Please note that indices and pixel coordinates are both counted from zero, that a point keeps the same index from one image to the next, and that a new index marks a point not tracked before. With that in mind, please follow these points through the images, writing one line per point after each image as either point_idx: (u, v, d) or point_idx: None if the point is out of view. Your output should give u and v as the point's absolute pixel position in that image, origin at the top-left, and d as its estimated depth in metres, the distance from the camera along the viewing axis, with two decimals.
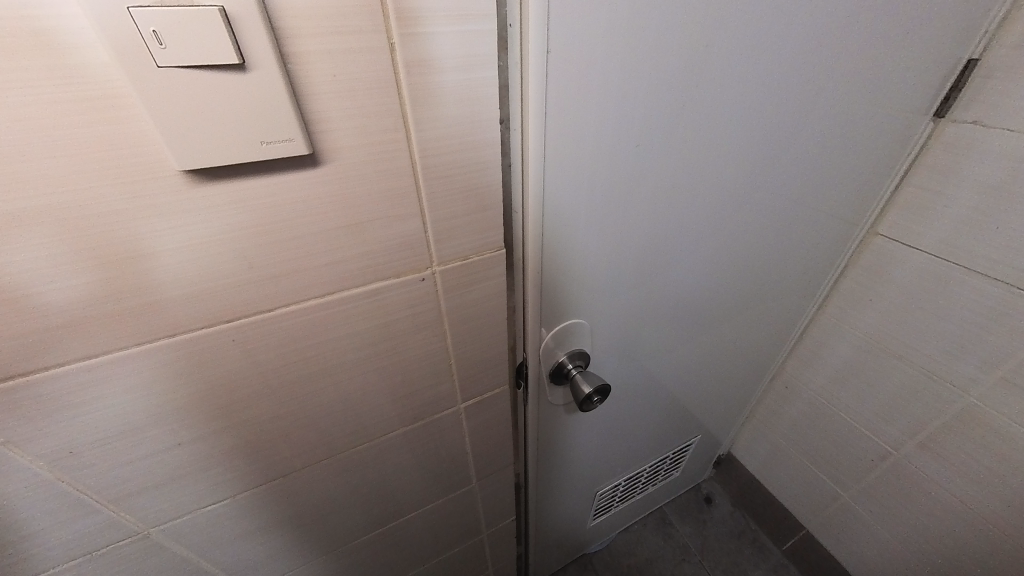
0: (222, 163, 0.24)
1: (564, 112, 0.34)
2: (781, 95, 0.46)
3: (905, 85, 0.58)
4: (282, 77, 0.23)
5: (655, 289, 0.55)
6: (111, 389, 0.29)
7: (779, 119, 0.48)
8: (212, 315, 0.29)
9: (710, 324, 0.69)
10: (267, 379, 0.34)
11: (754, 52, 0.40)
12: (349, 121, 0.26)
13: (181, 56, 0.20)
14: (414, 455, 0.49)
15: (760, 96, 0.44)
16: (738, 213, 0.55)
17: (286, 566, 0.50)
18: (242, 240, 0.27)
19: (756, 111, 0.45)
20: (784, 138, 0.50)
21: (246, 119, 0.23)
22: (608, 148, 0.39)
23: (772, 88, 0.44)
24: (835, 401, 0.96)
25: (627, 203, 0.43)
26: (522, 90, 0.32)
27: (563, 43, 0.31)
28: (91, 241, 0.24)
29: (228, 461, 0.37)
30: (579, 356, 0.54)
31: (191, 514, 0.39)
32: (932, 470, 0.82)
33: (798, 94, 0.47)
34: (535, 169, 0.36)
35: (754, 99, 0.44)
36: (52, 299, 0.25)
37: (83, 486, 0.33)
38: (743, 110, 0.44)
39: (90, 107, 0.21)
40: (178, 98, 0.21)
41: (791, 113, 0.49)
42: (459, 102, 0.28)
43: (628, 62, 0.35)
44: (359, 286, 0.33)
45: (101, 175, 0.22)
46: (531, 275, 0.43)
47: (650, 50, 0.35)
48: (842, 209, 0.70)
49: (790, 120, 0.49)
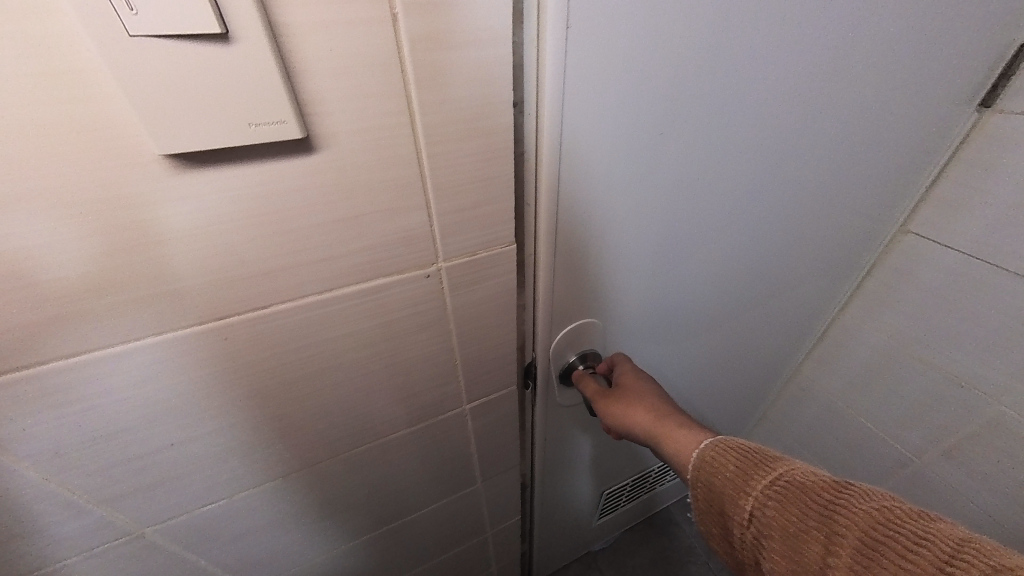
0: (207, 147, 0.22)
1: (585, 95, 0.31)
2: (813, 79, 0.41)
3: (954, 68, 0.51)
4: (271, 51, 0.21)
5: (673, 287, 0.51)
6: (109, 370, 0.30)
7: (819, 107, 0.44)
8: (214, 305, 0.30)
9: (724, 325, 0.65)
10: (270, 368, 0.35)
11: (793, 34, 0.37)
12: (347, 103, 0.25)
13: (154, 24, 0.19)
14: (420, 438, 0.51)
15: (799, 81, 0.40)
16: (769, 209, 0.50)
17: (292, 533, 0.53)
18: (240, 232, 0.27)
19: (795, 97, 0.41)
20: (819, 126, 0.46)
21: (231, 98, 0.21)
22: (632, 137, 0.35)
23: (811, 71, 0.40)
24: (853, 407, 0.90)
25: (648, 198, 0.40)
26: (539, 70, 0.29)
27: (586, 16, 0.28)
28: (78, 228, 0.24)
29: (224, 438, 0.38)
30: (590, 357, 0.51)
31: (191, 485, 0.41)
32: (956, 480, 0.76)
33: (842, 78, 0.43)
34: (551, 158, 0.32)
35: (791, 85, 0.40)
36: (47, 285, 0.25)
37: (86, 460, 0.34)
38: (779, 95, 0.40)
39: (62, 85, 0.20)
40: (155, 74, 0.20)
41: (833, 100, 0.44)
42: (467, 83, 0.27)
43: (658, 38, 0.31)
44: (362, 282, 0.33)
45: (81, 160, 0.22)
46: (544, 273, 0.40)
47: (682, 26, 0.31)
48: (873, 206, 0.63)
49: (832, 108, 0.45)
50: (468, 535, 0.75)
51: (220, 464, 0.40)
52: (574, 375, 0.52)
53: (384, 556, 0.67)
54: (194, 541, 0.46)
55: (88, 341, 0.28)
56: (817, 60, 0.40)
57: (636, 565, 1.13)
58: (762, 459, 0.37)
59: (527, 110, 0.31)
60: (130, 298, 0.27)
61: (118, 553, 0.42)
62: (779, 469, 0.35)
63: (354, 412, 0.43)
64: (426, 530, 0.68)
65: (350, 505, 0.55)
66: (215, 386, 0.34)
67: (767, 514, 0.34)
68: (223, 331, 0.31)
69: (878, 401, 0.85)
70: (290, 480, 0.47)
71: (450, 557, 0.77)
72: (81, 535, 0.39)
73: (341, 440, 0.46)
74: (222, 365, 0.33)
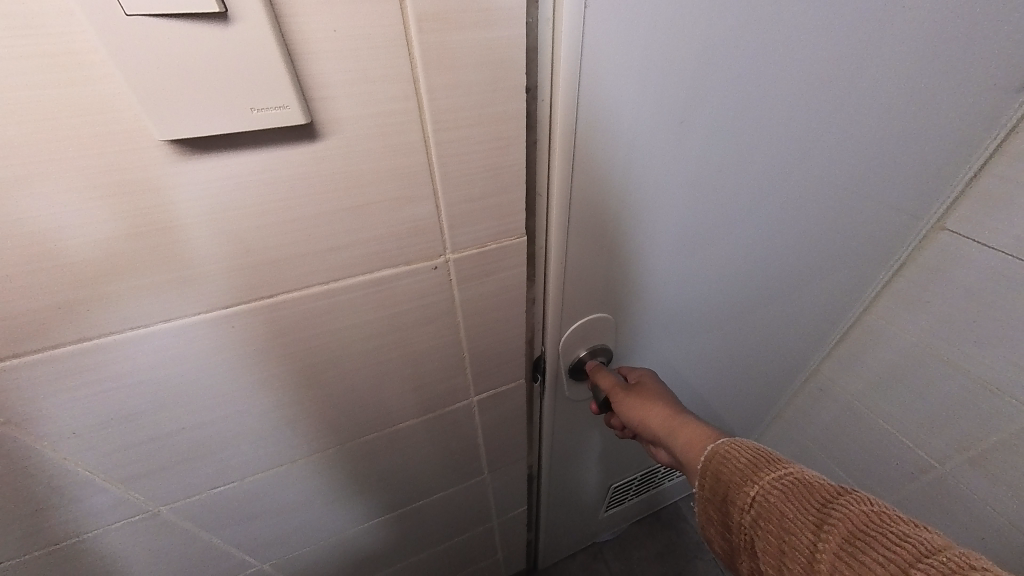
0: (207, 133, 0.22)
1: (603, 79, 0.29)
2: (848, 64, 0.38)
3: (1007, 52, 0.47)
4: (272, 32, 0.20)
5: (689, 282, 0.50)
6: (119, 356, 0.30)
7: (852, 96, 0.41)
8: (221, 293, 0.30)
9: (741, 322, 0.63)
10: (277, 358, 0.35)
11: (825, 17, 0.34)
12: (351, 87, 0.24)
13: (151, 2, 0.18)
14: (428, 429, 0.51)
15: (830, 67, 0.38)
16: (792, 204, 0.48)
17: (301, 516, 0.54)
18: (244, 220, 0.27)
19: (825, 85, 0.39)
20: (851, 117, 0.43)
21: (232, 83, 0.21)
22: (652, 125, 0.33)
23: (846, 55, 0.38)
24: (873, 410, 0.87)
25: (666, 189, 0.38)
26: (553, 52, 0.27)
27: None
28: (83, 214, 0.24)
29: (233, 424, 0.39)
30: (600, 353, 0.51)
31: (203, 468, 0.42)
32: (980, 488, 0.74)
33: (878, 64, 0.40)
34: (565, 147, 0.31)
35: (822, 72, 0.38)
36: (56, 271, 0.25)
37: (100, 441, 0.35)
38: (810, 80, 0.38)
39: (62, 68, 0.19)
40: (154, 56, 0.19)
41: (867, 88, 0.41)
42: (478, 67, 0.26)
43: (683, 17, 0.29)
44: (369, 273, 0.33)
45: (84, 146, 0.22)
46: (555, 267, 0.39)
47: (706, 7, 0.29)
48: (907, 201, 0.60)
49: (865, 97, 0.42)
50: (474, 523, 0.76)
51: (231, 448, 0.41)
52: (583, 369, 0.51)
53: (391, 540, 0.68)
54: (208, 519, 0.47)
55: (98, 326, 0.28)
56: (851, 45, 0.37)
57: (641, 558, 1.13)
58: (770, 457, 0.36)
59: (541, 97, 0.29)
60: (138, 285, 0.27)
61: (135, 529, 0.44)
62: (788, 467, 0.34)
63: (361, 401, 0.43)
64: (433, 517, 0.68)
65: (358, 490, 0.56)
66: (224, 373, 0.34)
67: (767, 503, 0.33)
68: (229, 320, 0.31)
69: (901, 404, 0.82)
70: (299, 465, 0.47)
71: (456, 543, 0.78)
72: (99, 512, 0.40)
73: (349, 429, 0.46)
74: (230, 353, 0.33)
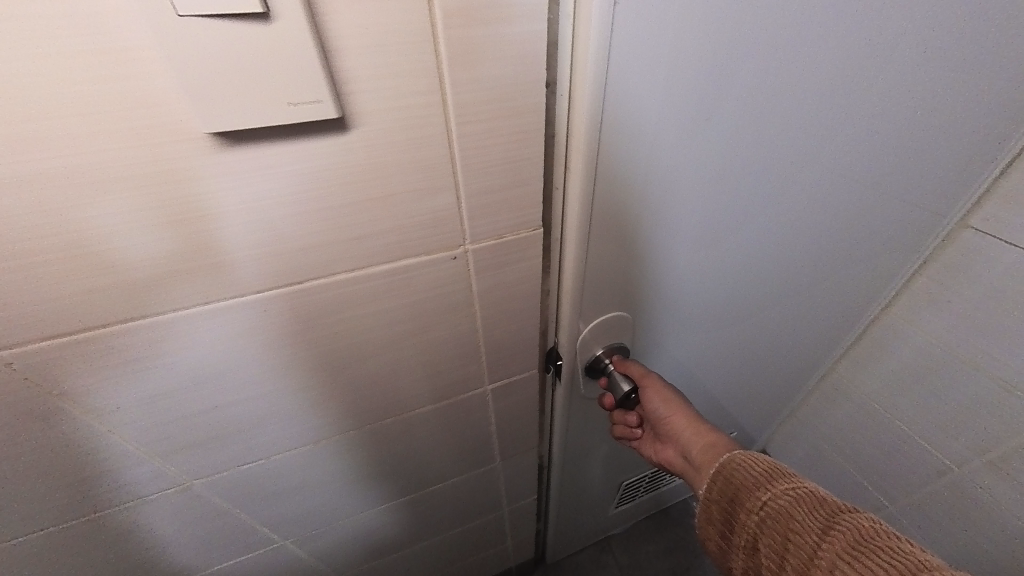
0: (246, 125, 0.23)
1: (628, 77, 0.29)
2: (871, 59, 0.38)
3: None
4: (309, 30, 0.22)
5: (705, 280, 0.50)
6: (158, 336, 0.32)
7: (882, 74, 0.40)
8: (253, 279, 0.31)
9: (755, 320, 0.63)
10: (302, 342, 0.37)
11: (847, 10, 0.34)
12: (380, 82, 0.25)
13: (201, 3, 0.19)
14: (442, 416, 0.53)
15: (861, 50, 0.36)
16: (816, 189, 0.47)
17: (320, 496, 0.56)
18: (276, 209, 0.28)
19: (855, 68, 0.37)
20: (875, 101, 0.42)
21: (271, 78, 0.22)
22: (674, 122, 0.33)
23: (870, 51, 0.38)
24: (890, 410, 0.86)
25: (685, 186, 0.38)
26: (580, 50, 0.28)
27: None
28: (132, 201, 0.25)
29: (259, 404, 0.41)
30: (617, 350, 0.51)
31: (231, 446, 0.44)
32: (1000, 492, 0.72)
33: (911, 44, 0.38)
34: (587, 144, 0.31)
35: (842, 67, 0.37)
36: (106, 255, 0.27)
37: (139, 417, 0.37)
38: (832, 77, 0.37)
39: (120, 64, 0.21)
40: (202, 54, 0.20)
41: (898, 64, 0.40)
42: (500, 62, 0.27)
43: (707, 15, 0.29)
44: (391, 262, 0.34)
45: (135, 137, 0.23)
46: (574, 265, 0.39)
47: (732, 1, 0.29)
48: (930, 197, 0.58)
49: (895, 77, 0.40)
50: (485, 510, 0.78)
51: (257, 428, 0.43)
52: (600, 367, 0.52)
53: (404, 524, 0.71)
54: (233, 496, 0.50)
55: (140, 307, 0.30)
56: (878, 28, 0.36)
57: (650, 553, 1.14)
58: (781, 471, 0.38)
59: (562, 92, 0.30)
60: (178, 269, 0.29)
61: (167, 502, 0.46)
62: (797, 481, 0.36)
63: (379, 387, 0.45)
64: (445, 503, 0.70)
65: (373, 474, 0.58)
66: (253, 355, 0.36)
67: (776, 508, 0.35)
68: (260, 305, 0.33)
69: (918, 406, 0.81)
70: (319, 447, 0.49)
71: (467, 529, 0.80)
72: (136, 484, 0.43)
73: (367, 413, 0.48)
74: (258, 335, 0.35)
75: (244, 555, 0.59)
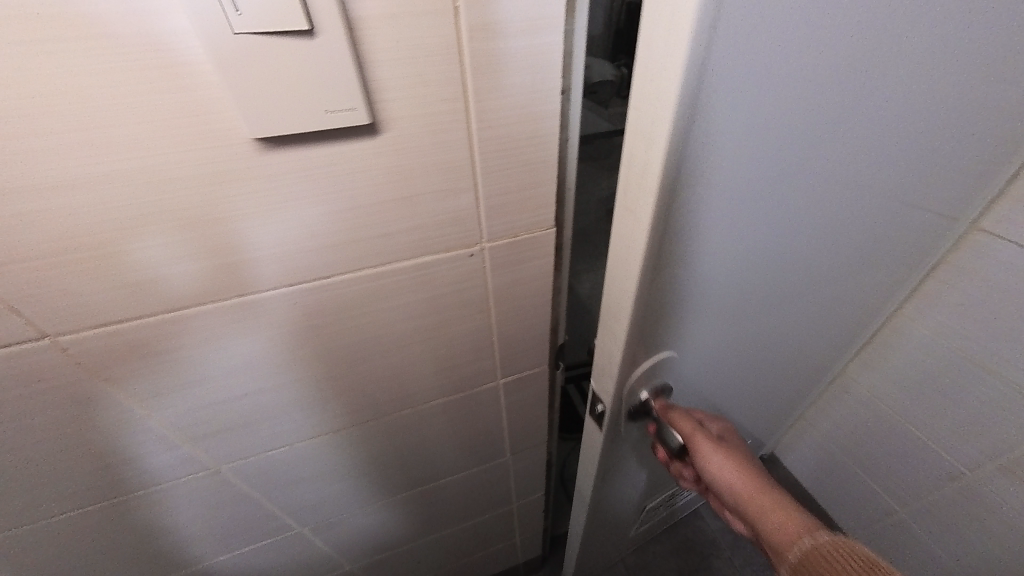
0: (288, 131, 0.25)
1: (705, 115, 0.26)
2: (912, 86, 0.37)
3: None
4: (347, 44, 0.24)
5: (740, 312, 0.48)
6: (197, 326, 0.34)
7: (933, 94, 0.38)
8: (284, 273, 0.33)
9: (775, 339, 0.62)
10: (327, 334, 0.39)
11: (908, 27, 0.32)
12: (408, 91, 0.27)
13: (254, 22, 0.21)
14: (455, 408, 0.55)
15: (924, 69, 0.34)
16: (853, 209, 0.46)
17: (336, 484, 0.59)
18: (308, 207, 0.30)
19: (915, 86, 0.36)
20: (919, 118, 0.41)
21: (312, 89, 0.24)
22: (738, 158, 0.31)
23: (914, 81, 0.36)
24: (901, 413, 0.85)
25: (738, 223, 0.36)
26: (663, 84, 0.25)
27: (727, 21, 0.23)
28: (180, 200, 0.28)
29: (284, 393, 0.43)
30: (663, 392, 0.47)
31: (256, 433, 0.46)
32: (1012, 497, 0.72)
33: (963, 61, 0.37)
34: (661, 188, 0.28)
35: (892, 90, 0.36)
36: (155, 249, 0.29)
37: (174, 402, 0.39)
38: (878, 105, 0.36)
39: (179, 76, 0.23)
40: (252, 67, 0.23)
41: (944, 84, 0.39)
42: (520, 70, 0.28)
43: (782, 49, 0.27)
44: (412, 258, 0.36)
45: (187, 141, 0.25)
46: (632, 302, 0.35)
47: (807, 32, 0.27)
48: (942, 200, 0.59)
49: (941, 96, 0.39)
50: (494, 504, 0.79)
51: (282, 415, 0.45)
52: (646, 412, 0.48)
53: (416, 515, 0.72)
54: (256, 481, 0.52)
55: (182, 298, 0.32)
56: (936, 44, 0.34)
57: (656, 553, 1.14)
58: (868, 560, 0.35)
59: (637, 120, 0.27)
60: (218, 264, 0.31)
61: (195, 485, 0.49)
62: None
63: (396, 378, 0.47)
64: (455, 496, 0.72)
65: (388, 464, 0.60)
66: (281, 345, 0.38)
67: None
68: (289, 297, 0.35)
69: (930, 409, 0.80)
70: (338, 436, 0.51)
71: (476, 523, 0.82)
72: (168, 467, 0.46)
73: (384, 404, 0.50)
74: (286, 326, 0.37)
75: (264, 540, 0.61)
